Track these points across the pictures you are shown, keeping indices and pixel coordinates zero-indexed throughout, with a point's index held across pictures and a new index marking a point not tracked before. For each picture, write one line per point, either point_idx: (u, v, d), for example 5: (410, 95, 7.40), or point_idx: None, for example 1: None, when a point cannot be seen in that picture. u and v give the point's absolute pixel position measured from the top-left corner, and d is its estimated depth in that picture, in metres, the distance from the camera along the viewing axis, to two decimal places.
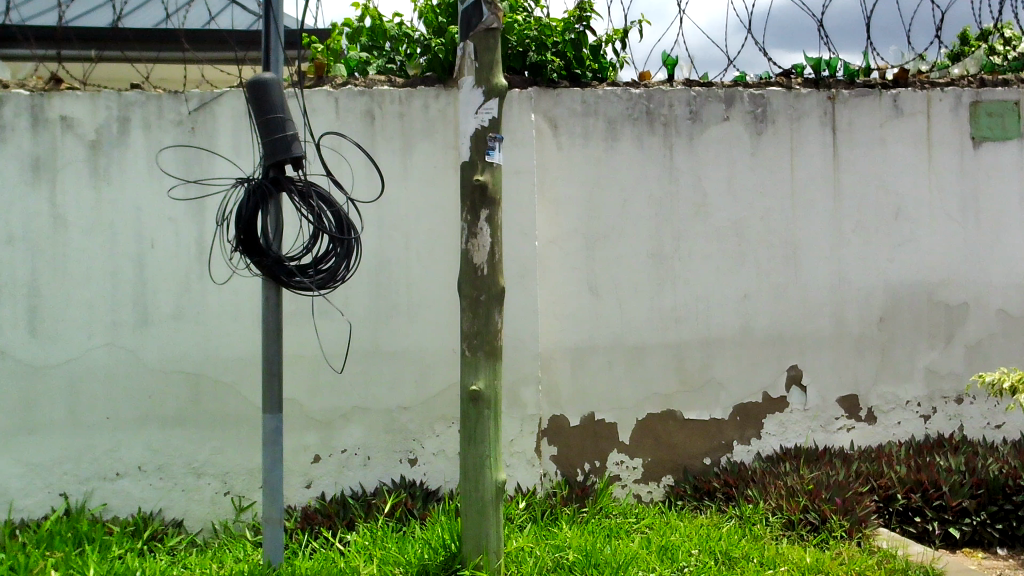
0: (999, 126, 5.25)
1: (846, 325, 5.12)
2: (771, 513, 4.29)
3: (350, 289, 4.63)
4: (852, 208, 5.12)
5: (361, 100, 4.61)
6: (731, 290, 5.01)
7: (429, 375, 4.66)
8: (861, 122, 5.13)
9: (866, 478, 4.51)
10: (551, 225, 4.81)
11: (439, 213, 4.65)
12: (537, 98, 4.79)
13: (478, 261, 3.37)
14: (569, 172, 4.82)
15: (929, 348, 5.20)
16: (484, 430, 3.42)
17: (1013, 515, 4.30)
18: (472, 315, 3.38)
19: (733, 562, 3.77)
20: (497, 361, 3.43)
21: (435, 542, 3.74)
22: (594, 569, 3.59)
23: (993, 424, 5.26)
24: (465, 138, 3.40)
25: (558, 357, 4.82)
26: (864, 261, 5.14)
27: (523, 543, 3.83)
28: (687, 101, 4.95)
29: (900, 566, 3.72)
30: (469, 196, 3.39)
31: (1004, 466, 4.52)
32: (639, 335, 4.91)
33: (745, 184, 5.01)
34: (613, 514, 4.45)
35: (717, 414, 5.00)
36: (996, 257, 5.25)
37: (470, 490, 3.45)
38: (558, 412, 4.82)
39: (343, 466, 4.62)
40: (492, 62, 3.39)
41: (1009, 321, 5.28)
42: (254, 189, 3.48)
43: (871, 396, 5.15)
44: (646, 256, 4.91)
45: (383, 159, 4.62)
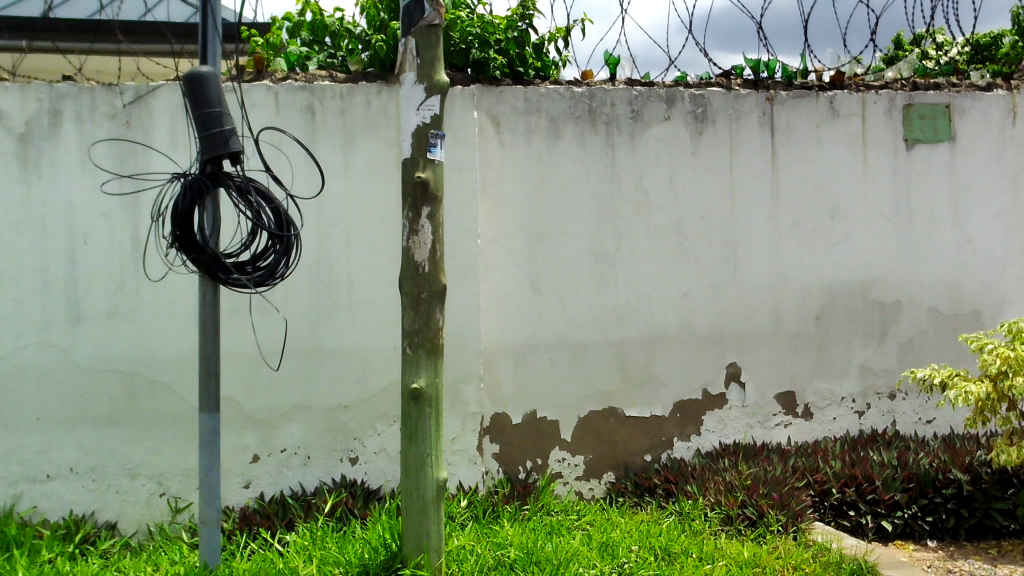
0: (931, 129, 5.38)
1: (784, 322, 5.21)
2: (710, 509, 4.34)
3: (290, 286, 4.57)
4: (790, 208, 5.21)
5: (301, 95, 4.56)
6: (673, 288, 5.05)
7: (370, 374, 4.62)
8: (798, 123, 5.22)
9: (802, 473, 4.59)
10: (494, 223, 4.80)
11: (381, 210, 4.62)
12: (480, 95, 4.78)
13: (420, 258, 3.35)
14: (511, 170, 4.82)
15: (864, 345, 5.32)
16: (425, 429, 3.40)
17: (942, 508, 4.44)
18: (413, 313, 3.36)
19: (672, 558, 3.80)
20: (439, 359, 3.42)
21: (376, 542, 3.70)
22: (535, 566, 3.60)
23: (924, 419, 5.39)
24: (407, 135, 3.38)
25: (501, 355, 4.82)
26: (802, 260, 5.23)
27: (465, 541, 3.82)
28: (629, 100, 4.98)
29: (834, 558, 3.80)
30: (410, 193, 3.37)
31: (934, 460, 4.64)
32: (581, 333, 4.93)
33: (685, 183, 5.06)
34: (555, 511, 4.46)
35: (658, 411, 5.04)
36: (928, 256, 5.39)
37: (411, 489, 3.42)
38: (500, 410, 4.82)
39: (282, 466, 4.56)
40: (434, 58, 3.37)
41: (939, 319, 5.41)
42: (190, 184, 3.42)
43: (807, 393, 5.24)
44: (588, 254, 4.94)
45: (324, 155, 4.57)
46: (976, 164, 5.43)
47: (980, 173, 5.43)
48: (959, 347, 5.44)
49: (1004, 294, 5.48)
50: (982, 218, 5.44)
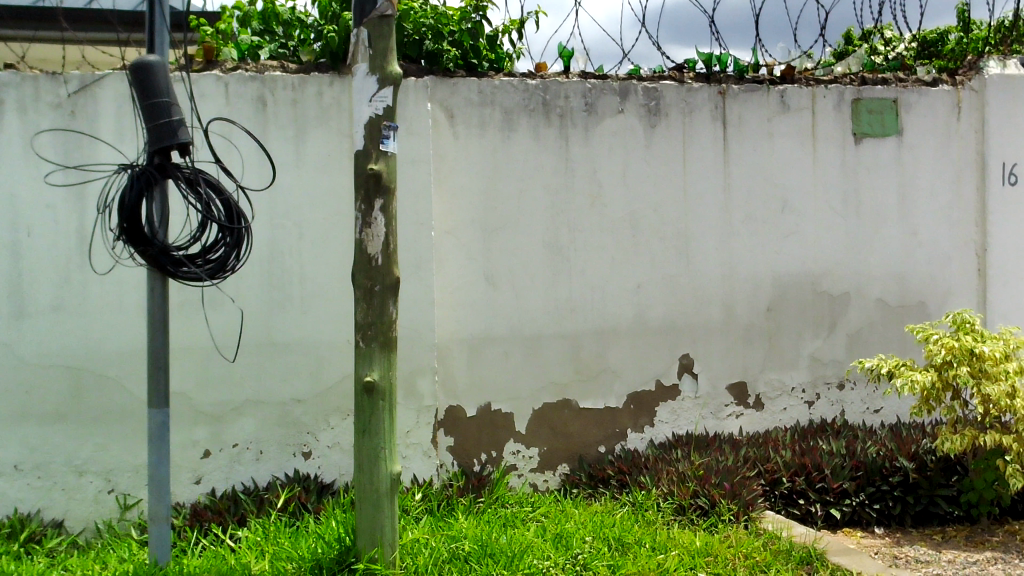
0: (878, 123, 5.46)
1: (735, 314, 5.27)
2: (663, 499, 4.37)
3: (241, 279, 4.51)
4: (742, 200, 5.26)
5: (252, 86, 4.50)
6: (626, 281, 5.08)
7: (323, 367, 4.58)
8: (750, 116, 5.27)
9: (753, 463, 4.64)
10: (448, 215, 4.79)
11: (333, 202, 4.58)
12: (434, 87, 4.76)
13: (372, 251, 3.32)
14: (465, 163, 4.81)
15: (813, 336, 5.40)
16: (378, 423, 3.38)
17: (889, 496, 4.53)
18: (366, 306, 3.34)
19: (626, 548, 3.82)
20: (392, 352, 3.40)
21: (329, 537, 3.67)
22: (489, 559, 3.60)
23: (872, 409, 5.48)
24: (359, 126, 3.35)
25: (455, 347, 4.81)
26: (753, 252, 5.29)
27: (419, 534, 3.81)
28: (582, 93, 4.99)
29: (784, 547, 3.86)
30: (363, 185, 3.34)
31: (881, 448, 4.73)
32: (536, 325, 4.94)
33: (639, 176, 5.09)
34: (509, 503, 4.47)
35: (612, 403, 5.07)
36: (876, 249, 5.48)
37: (364, 483, 3.40)
38: (454, 403, 4.82)
39: (234, 461, 4.51)
40: (387, 49, 3.35)
41: (887, 310, 5.51)
42: (138, 175, 3.37)
43: (758, 383, 5.31)
44: (542, 247, 4.95)
45: (275, 147, 4.52)
46: (923, 158, 5.53)
47: (926, 167, 5.53)
48: (906, 337, 5.55)
49: (949, 285, 5.60)
50: (928, 211, 5.54)
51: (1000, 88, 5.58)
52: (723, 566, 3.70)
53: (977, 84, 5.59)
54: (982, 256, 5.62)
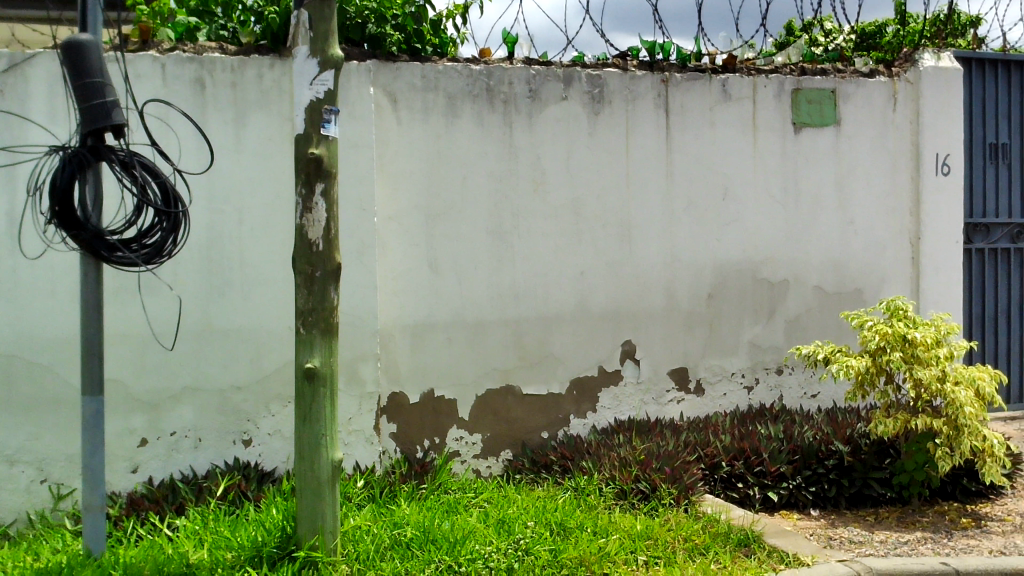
0: (817, 113, 5.55)
1: (676, 300, 5.32)
2: (605, 484, 4.40)
3: (179, 264, 4.43)
4: (683, 188, 5.31)
5: (190, 67, 4.41)
6: (569, 267, 5.10)
7: (264, 354, 4.53)
8: (692, 105, 5.32)
9: (693, 447, 4.71)
10: (391, 201, 4.75)
11: (273, 187, 4.51)
12: (377, 71, 4.72)
13: (313, 236, 3.29)
14: (408, 148, 4.78)
15: (753, 322, 5.48)
16: (319, 409, 3.35)
17: (825, 479, 4.62)
18: (307, 292, 3.30)
19: (568, 532, 3.84)
20: (334, 338, 3.37)
21: (269, 525, 3.64)
22: (432, 545, 3.61)
23: (809, 393, 5.59)
24: (299, 109, 3.31)
25: (398, 333, 4.79)
26: (694, 239, 5.35)
27: (361, 521, 3.79)
28: (526, 80, 4.99)
29: (723, 529, 3.91)
30: (303, 169, 3.30)
31: (817, 433, 4.83)
32: (479, 312, 4.94)
33: (582, 164, 5.11)
34: (452, 489, 4.46)
35: (555, 389, 5.10)
36: (814, 237, 5.58)
37: (305, 470, 3.37)
38: (397, 389, 4.80)
39: (172, 449, 4.44)
40: (328, 32, 3.30)
41: (824, 296, 5.62)
42: (70, 157, 3.29)
43: (699, 369, 5.38)
44: (486, 233, 4.94)
45: (214, 131, 4.43)
46: (859, 148, 5.63)
47: (862, 157, 5.64)
48: (842, 323, 5.66)
49: (884, 273, 5.72)
50: (864, 200, 5.66)
51: (934, 80, 5.72)
52: (662, 549, 3.75)
53: (912, 75, 5.70)
54: (916, 244, 5.75)
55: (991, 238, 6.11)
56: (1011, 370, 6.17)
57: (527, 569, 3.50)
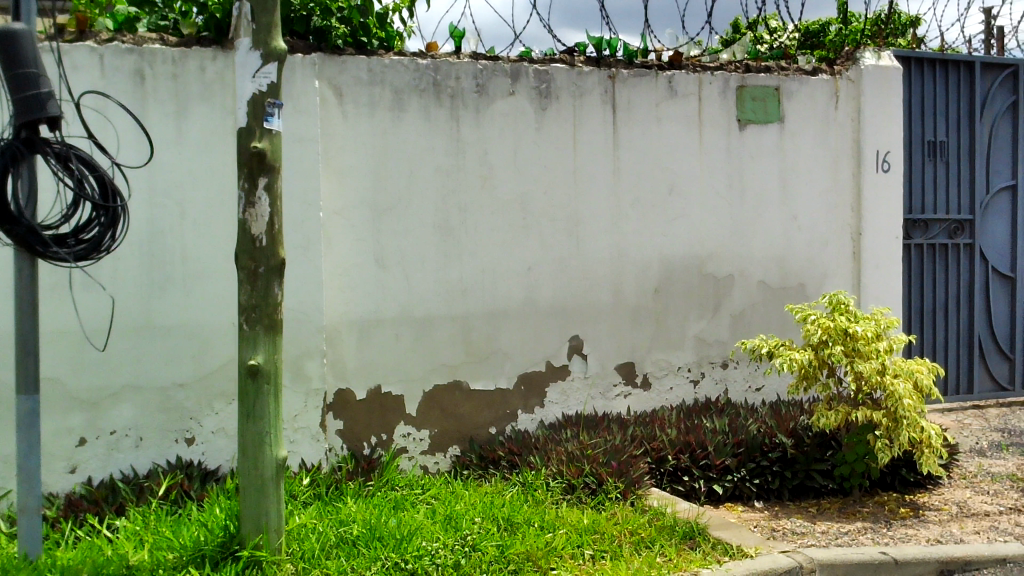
0: (761, 110, 5.62)
1: (623, 295, 5.36)
2: (552, 479, 4.41)
3: (118, 260, 4.34)
4: (630, 184, 5.34)
5: (129, 58, 4.32)
6: (517, 263, 5.10)
7: (207, 350, 4.46)
8: (639, 101, 5.34)
9: (640, 441, 4.75)
10: (336, 195, 4.70)
11: (216, 181, 4.44)
12: (322, 64, 4.66)
13: (256, 231, 3.24)
14: (354, 143, 4.73)
15: (699, 317, 5.54)
16: (263, 407, 3.30)
17: (769, 471, 4.68)
18: (250, 288, 3.25)
19: (515, 527, 3.84)
20: (278, 335, 3.32)
21: (212, 525, 3.59)
22: (378, 542, 3.58)
23: (753, 386, 5.68)
24: (242, 103, 3.25)
25: (344, 329, 4.75)
26: (641, 235, 5.38)
27: (306, 519, 3.76)
28: (473, 74, 4.97)
29: (668, 523, 3.95)
30: (246, 163, 3.24)
31: (761, 426, 4.91)
32: (426, 307, 4.92)
33: (529, 159, 5.11)
34: (399, 486, 4.44)
35: (502, 384, 5.10)
36: (758, 232, 5.64)
37: (248, 469, 3.32)
38: (343, 386, 4.76)
39: (111, 449, 4.35)
40: (271, 24, 3.25)
41: (768, 291, 5.70)
42: (2, 150, 3.19)
43: (646, 363, 5.42)
44: (433, 229, 4.92)
45: (154, 124, 4.34)
46: (802, 145, 5.72)
47: (806, 153, 5.73)
48: (786, 318, 5.76)
49: (826, 268, 5.83)
50: (807, 196, 5.75)
51: (874, 79, 5.83)
52: (609, 542, 3.77)
53: (854, 73, 5.80)
54: (857, 240, 5.86)
55: (930, 233, 6.25)
56: (948, 362, 6.33)
57: (475, 565, 3.49)
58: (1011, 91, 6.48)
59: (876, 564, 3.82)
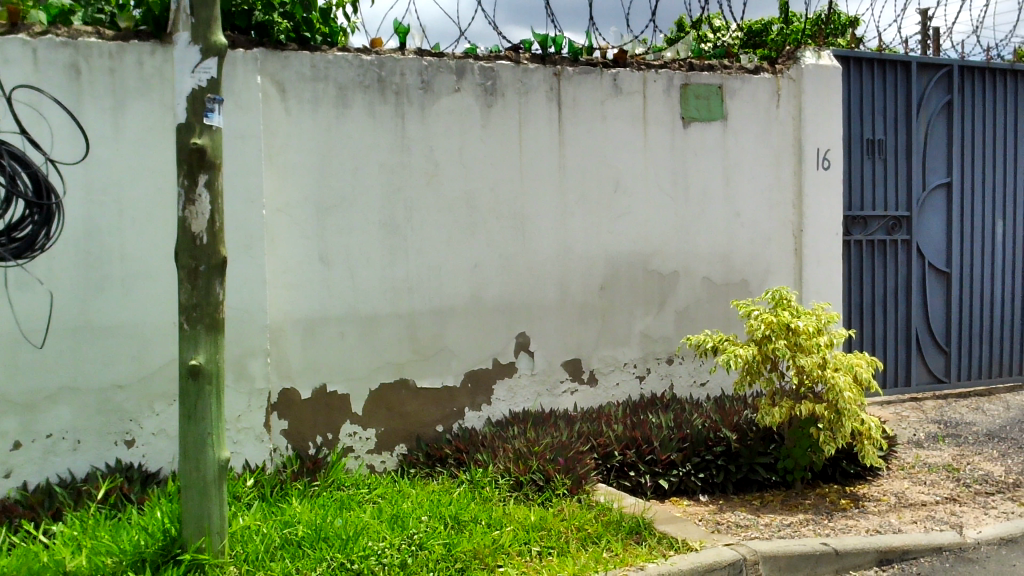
0: (705, 108, 5.67)
1: (570, 292, 5.37)
2: (500, 476, 4.40)
3: (53, 259, 4.23)
4: (576, 181, 5.36)
5: (64, 52, 4.20)
6: (463, 260, 5.09)
7: (147, 350, 4.38)
8: (584, 98, 5.36)
9: (587, 437, 4.77)
10: (279, 193, 4.64)
11: (156, 178, 4.36)
12: (264, 60, 4.58)
13: (196, 229, 3.18)
14: (297, 140, 4.67)
15: (644, 313, 5.58)
16: (204, 407, 3.24)
17: (713, 465, 4.74)
18: (190, 287, 3.19)
19: (462, 525, 3.83)
20: (220, 335, 3.27)
21: (153, 529, 3.51)
22: (323, 543, 3.55)
23: (698, 381, 5.76)
24: (181, 99, 3.19)
25: (289, 328, 4.69)
26: (587, 232, 5.40)
27: (250, 521, 3.70)
28: (419, 71, 4.94)
29: (615, 518, 3.97)
30: (185, 160, 3.18)
31: (706, 420, 4.97)
32: (372, 305, 4.88)
33: (475, 156, 5.09)
34: (345, 486, 4.39)
35: (449, 382, 5.08)
36: (702, 229, 5.71)
37: (190, 471, 3.26)
38: (288, 385, 4.70)
39: (48, 452, 4.24)
40: (211, 18, 3.19)
41: (712, 287, 5.77)
42: None
43: (593, 360, 5.45)
44: (378, 226, 4.88)
45: (91, 119, 4.24)
46: (745, 143, 5.79)
47: (748, 151, 5.80)
48: (729, 313, 5.83)
49: (768, 264, 5.92)
50: (749, 193, 5.82)
51: (814, 78, 5.93)
52: (556, 539, 3.78)
53: (795, 73, 5.90)
54: (799, 236, 5.96)
55: (869, 230, 6.37)
56: (887, 356, 6.48)
57: (422, 564, 3.46)
58: (946, 91, 6.63)
59: (817, 555, 3.89)
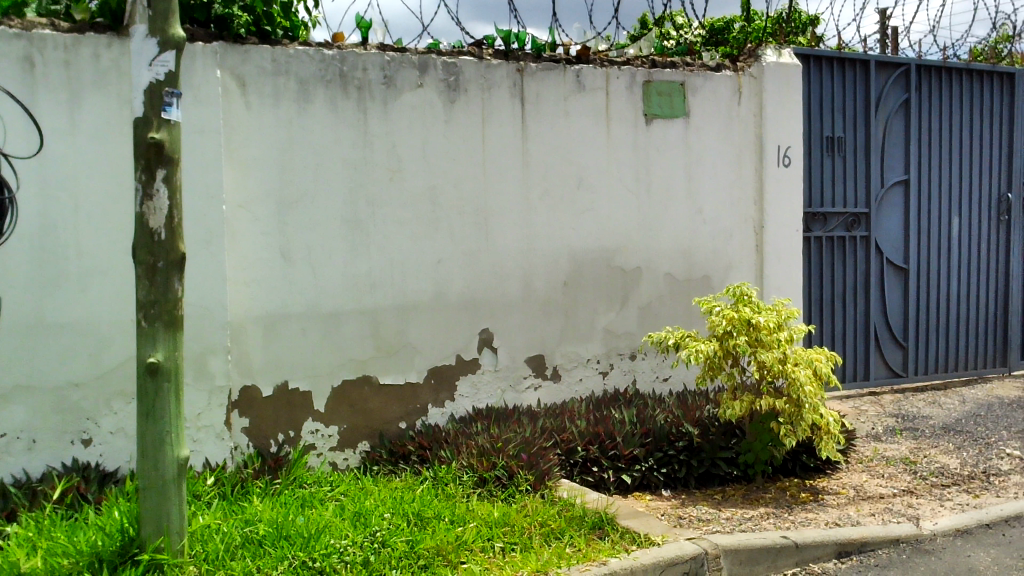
0: (667, 105, 5.70)
1: (533, 288, 5.38)
2: (463, 473, 4.40)
3: (6, 255, 4.15)
4: (539, 177, 5.36)
5: (17, 44, 4.12)
6: (426, 256, 5.07)
7: (104, 348, 4.32)
8: (547, 94, 5.36)
9: (550, 433, 4.78)
10: (239, 188, 4.59)
11: (113, 173, 4.30)
12: (224, 54, 4.53)
13: (154, 225, 3.13)
14: (258, 135, 4.62)
15: (607, 309, 5.61)
16: (162, 406, 3.20)
17: (675, 460, 4.77)
18: (148, 284, 3.14)
19: (425, 522, 3.82)
20: (179, 332, 3.22)
21: (111, 529, 3.46)
22: (285, 541, 3.52)
23: (661, 377, 5.79)
24: (137, 93, 3.14)
25: (250, 325, 4.64)
26: (551, 228, 5.41)
27: (210, 520, 3.67)
28: (381, 66, 4.91)
29: (578, 513, 3.98)
30: (143, 155, 3.13)
31: (669, 415, 5.00)
32: (334, 302, 4.85)
33: (439, 152, 5.07)
34: (307, 483, 4.36)
35: (412, 378, 5.06)
36: (665, 225, 5.74)
37: (147, 470, 3.22)
38: (249, 383, 4.66)
39: (2, 452, 4.16)
40: (168, 10, 3.14)
41: (674, 283, 5.80)
42: None
43: (556, 356, 5.46)
44: (341, 222, 4.85)
45: (45, 113, 4.17)
46: (707, 140, 5.83)
47: (710, 148, 5.84)
48: (691, 309, 5.88)
49: (730, 260, 5.97)
50: (711, 190, 5.86)
51: (775, 75, 5.99)
52: (519, 535, 3.79)
53: (756, 70, 5.95)
54: (760, 233, 6.02)
55: (828, 226, 6.45)
56: (846, 351, 6.56)
57: (384, 562, 3.45)
58: (903, 89, 6.72)
59: (778, 548, 3.93)
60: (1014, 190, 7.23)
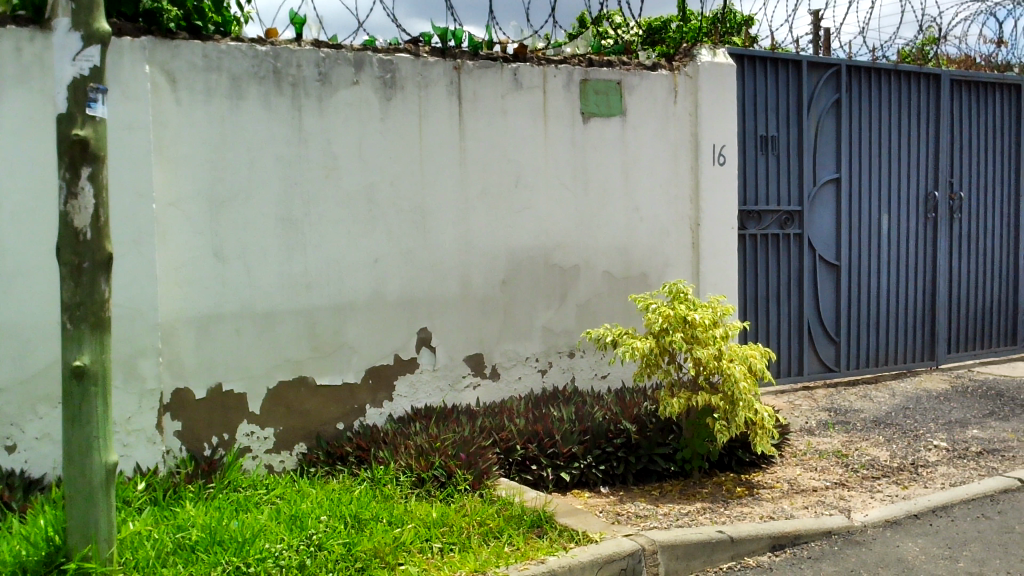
0: (604, 103, 5.73)
1: (471, 286, 5.36)
2: (401, 473, 4.36)
3: None
4: (477, 175, 5.35)
5: None
6: (363, 255, 5.02)
7: (28, 351, 4.19)
8: (484, 92, 5.35)
9: (489, 432, 4.77)
10: (170, 186, 4.49)
11: (36, 170, 4.17)
12: (153, 49, 4.42)
13: (80, 224, 3.04)
14: (189, 132, 4.52)
15: (546, 307, 5.62)
16: (89, 412, 3.10)
17: (613, 457, 4.80)
18: (74, 285, 3.05)
19: (361, 523, 3.78)
20: (105, 334, 3.14)
21: (36, 538, 3.36)
22: (218, 546, 3.45)
23: (598, 374, 5.83)
24: (61, 88, 3.04)
25: (182, 326, 4.55)
26: (489, 226, 5.40)
27: (141, 526, 3.58)
28: (316, 62, 4.85)
29: (516, 512, 3.98)
30: (66, 152, 3.04)
31: (607, 412, 5.03)
32: (268, 301, 4.77)
33: (375, 150, 5.03)
34: (242, 487, 4.29)
35: (350, 379, 5.01)
36: (602, 223, 5.77)
37: (74, 477, 3.13)
38: (181, 385, 4.56)
39: None
40: (93, 4, 3.05)
41: (612, 281, 5.84)
42: None
43: (495, 354, 5.46)
44: (275, 221, 4.77)
45: None
46: (644, 138, 5.87)
47: (647, 146, 5.88)
48: (629, 306, 5.92)
49: (666, 258, 6.02)
50: (648, 188, 5.91)
51: (710, 75, 6.05)
52: (457, 535, 3.77)
53: (691, 70, 6.01)
54: (696, 230, 6.09)
55: (763, 224, 6.54)
56: (780, 346, 6.68)
57: (321, 565, 3.40)
58: (834, 90, 6.85)
59: (714, 542, 3.97)
60: (940, 188, 7.43)
